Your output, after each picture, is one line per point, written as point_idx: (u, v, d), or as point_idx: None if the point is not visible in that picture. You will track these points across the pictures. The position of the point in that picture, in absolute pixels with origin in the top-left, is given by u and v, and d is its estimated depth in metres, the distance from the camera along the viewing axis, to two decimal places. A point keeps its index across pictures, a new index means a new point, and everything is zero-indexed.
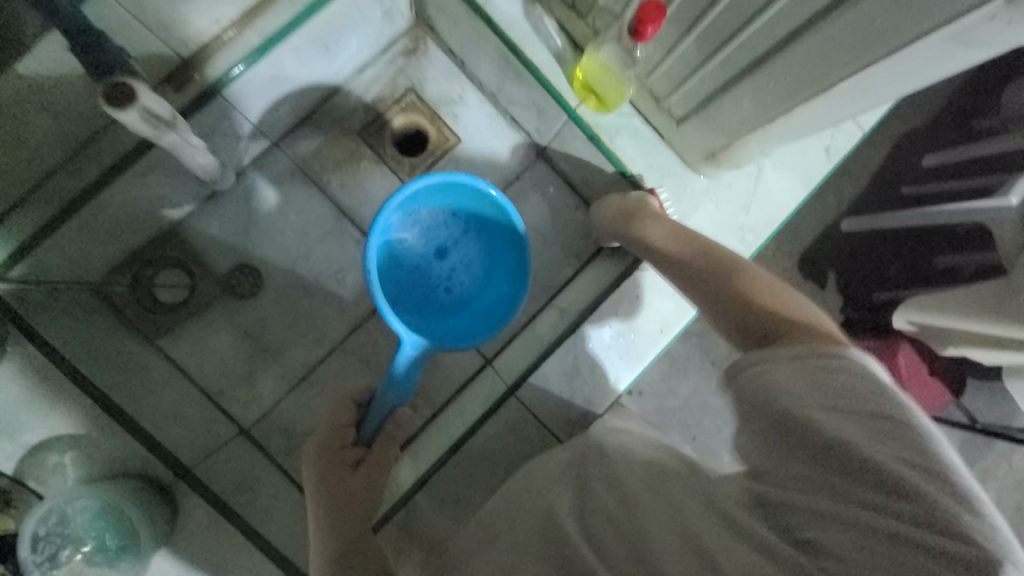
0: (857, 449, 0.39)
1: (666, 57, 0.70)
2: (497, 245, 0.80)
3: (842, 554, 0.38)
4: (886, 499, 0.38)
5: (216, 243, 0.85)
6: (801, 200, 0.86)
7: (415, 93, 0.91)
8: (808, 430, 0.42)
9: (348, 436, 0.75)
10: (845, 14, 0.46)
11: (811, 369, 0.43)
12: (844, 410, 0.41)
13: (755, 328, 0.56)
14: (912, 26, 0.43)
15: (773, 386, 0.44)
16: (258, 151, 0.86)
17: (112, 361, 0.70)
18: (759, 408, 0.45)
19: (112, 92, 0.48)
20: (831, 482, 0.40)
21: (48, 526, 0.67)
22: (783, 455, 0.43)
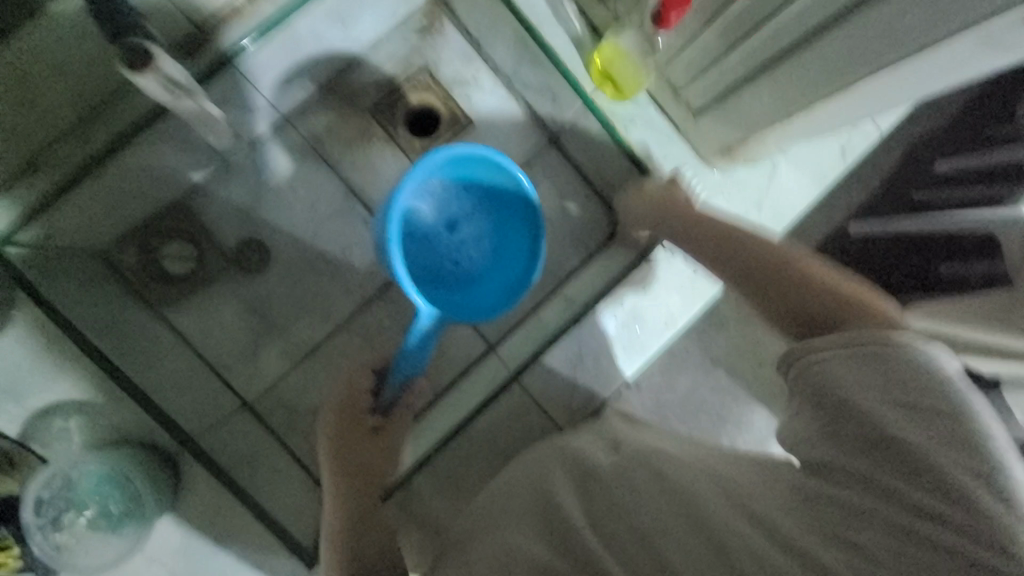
0: (912, 450, 0.42)
1: (687, 46, 0.68)
2: (508, 220, 0.78)
3: (875, 553, 0.40)
4: (928, 498, 0.40)
5: (223, 217, 0.84)
6: (815, 199, 0.85)
7: (429, 73, 0.88)
8: (862, 424, 0.45)
9: (365, 405, 0.75)
10: (877, 7, 0.45)
11: (880, 366, 0.46)
12: (908, 410, 0.43)
13: (818, 314, 0.56)
14: (945, 20, 0.42)
15: (844, 375, 0.47)
16: (268, 125, 0.85)
17: (117, 323, 0.75)
18: (823, 398, 0.48)
19: (129, 56, 0.48)
20: (878, 477, 0.43)
21: (53, 490, 0.70)
22: (838, 446, 0.46)
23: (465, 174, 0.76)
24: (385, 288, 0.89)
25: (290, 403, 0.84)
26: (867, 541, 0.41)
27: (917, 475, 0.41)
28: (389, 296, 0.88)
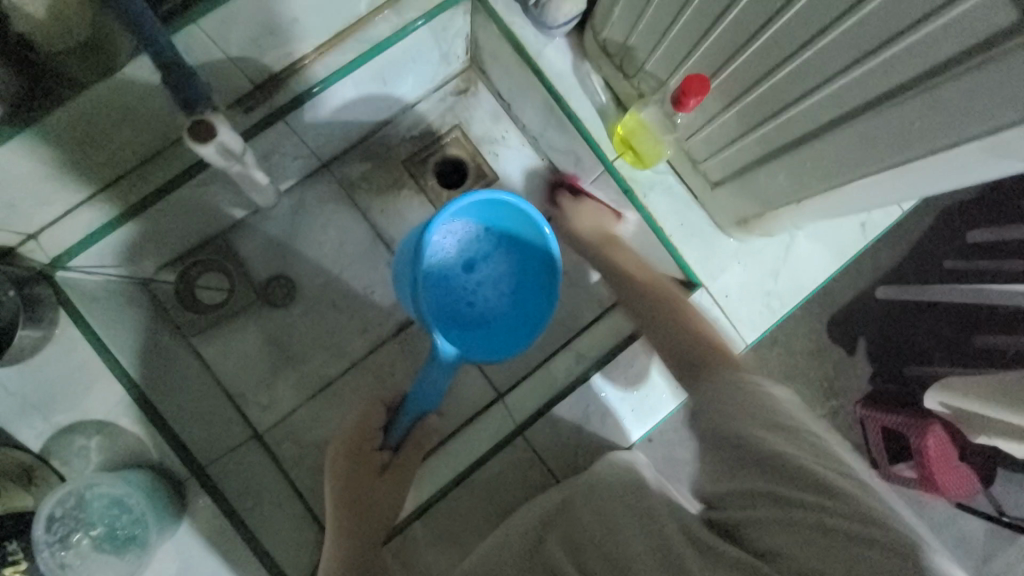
0: (787, 456, 0.46)
1: (706, 124, 0.71)
2: (529, 266, 0.79)
3: (803, 560, 0.42)
4: (813, 496, 0.44)
5: (258, 252, 0.90)
6: (833, 273, 0.85)
7: (461, 130, 0.95)
8: (749, 447, 0.48)
9: (376, 439, 0.79)
10: (894, 109, 0.48)
11: (744, 399, 0.51)
12: (773, 429, 0.48)
13: (684, 359, 0.62)
14: (967, 125, 0.43)
15: (722, 414, 0.51)
16: (308, 171, 0.91)
17: (153, 355, 0.79)
18: (718, 439, 0.50)
19: (194, 127, 0.55)
20: (770, 487, 0.46)
21: (65, 508, 0.71)
22: (734, 469, 0.49)
23: (490, 219, 0.77)
24: (401, 329, 0.92)
25: (299, 435, 0.86)
26: (783, 549, 0.43)
27: (799, 475, 0.45)
28: (404, 337, 0.91)
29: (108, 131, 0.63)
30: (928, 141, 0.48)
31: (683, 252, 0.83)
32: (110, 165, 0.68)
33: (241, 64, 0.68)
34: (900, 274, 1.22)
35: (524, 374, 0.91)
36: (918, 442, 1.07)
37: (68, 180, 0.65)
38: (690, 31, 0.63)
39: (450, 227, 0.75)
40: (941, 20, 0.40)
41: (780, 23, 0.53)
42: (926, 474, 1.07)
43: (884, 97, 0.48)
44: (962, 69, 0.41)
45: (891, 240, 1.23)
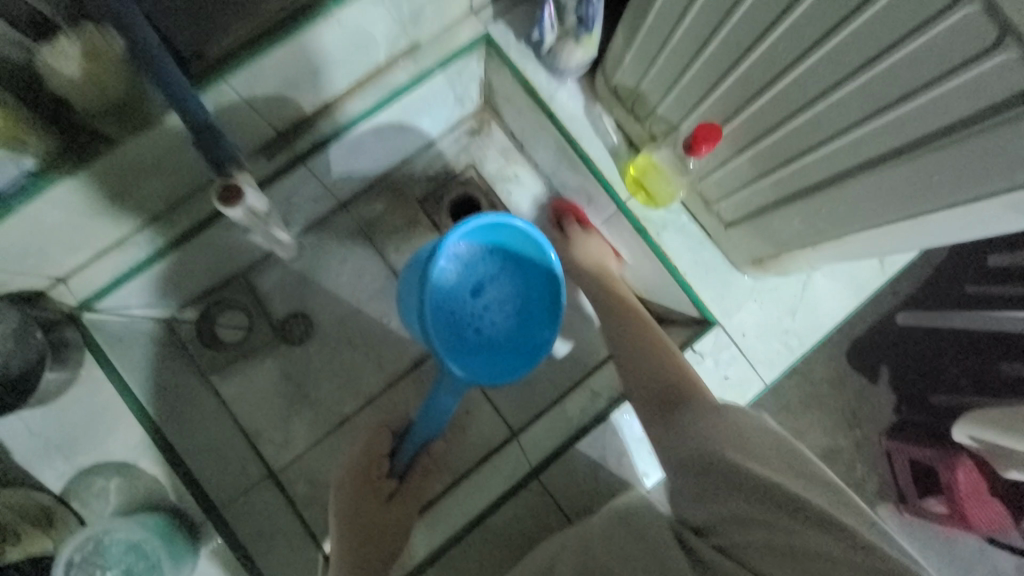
0: (759, 468, 0.48)
1: (719, 167, 0.71)
2: (534, 287, 0.78)
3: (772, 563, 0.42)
4: (787, 507, 0.44)
5: (278, 290, 0.92)
6: (853, 310, 0.84)
7: (475, 170, 0.98)
8: (728, 464, 0.50)
9: (382, 466, 0.78)
10: (904, 162, 0.48)
11: (725, 427, 0.54)
12: (741, 448, 0.51)
13: (659, 402, 0.66)
14: (985, 178, 0.43)
15: (696, 441, 0.55)
16: (327, 211, 0.93)
17: (168, 401, 0.80)
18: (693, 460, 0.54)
19: (223, 191, 0.57)
20: (762, 514, 0.45)
21: (83, 554, 0.67)
22: (704, 482, 0.51)
23: (494, 240, 0.77)
24: (415, 366, 0.92)
25: (314, 474, 0.87)
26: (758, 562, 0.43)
27: (768, 484, 0.47)
28: (418, 374, 0.92)
29: (141, 182, 0.66)
30: (947, 194, 0.47)
31: (698, 291, 0.83)
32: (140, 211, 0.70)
33: (265, 114, 0.71)
34: (915, 302, 1.20)
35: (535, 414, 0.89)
36: (948, 476, 1.05)
37: (101, 226, 0.68)
38: (703, 78, 0.64)
39: (453, 251, 0.74)
40: (958, 79, 0.41)
41: (793, 76, 0.53)
42: (957, 511, 1.05)
43: (901, 149, 0.48)
44: (980, 126, 0.41)
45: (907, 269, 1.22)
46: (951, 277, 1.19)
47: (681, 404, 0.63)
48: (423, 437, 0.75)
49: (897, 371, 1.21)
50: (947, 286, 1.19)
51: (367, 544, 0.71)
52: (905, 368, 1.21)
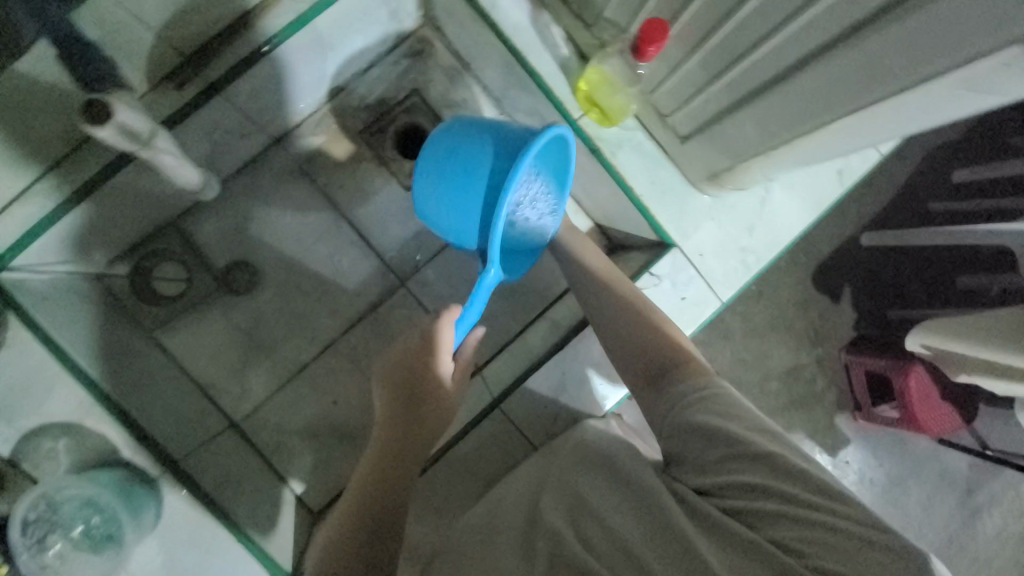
0: (784, 459, 0.47)
1: (671, 73, 0.66)
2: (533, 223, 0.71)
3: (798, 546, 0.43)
4: (799, 488, 0.46)
5: (217, 237, 0.86)
6: (810, 224, 0.83)
7: (419, 96, 0.90)
8: (738, 442, 0.49)
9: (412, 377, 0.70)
10: (854, 47, 0.45)
11: (726, 399, 0.52)
12: (748, 423, 0.50)
13: (643, 361, 0.62)
14: (932, 58, 0.41)
15: (690, 408, 0.53)
16: (259, 148, 0.86)
17: (111, 354, 0.75)
18: (694, 432, 0.51)
19: (90, 109, 0.53)
20: (765, 482, 0.47)
21: (39, 512, 0.69)
22: (718, 456, 0.49)
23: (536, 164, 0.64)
24: (373, 309, 0.89)
25: (276, 423, 0.86)
26: (784, 539, 0.44)
27: (774, 460, 0.47)
28: (374, 317, 0.89)
29: (32, 118, 0.62)
30: (898, 77, 0.44)
31: (655, 213, 0.80)
32: (32, 157, 0.64)
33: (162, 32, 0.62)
34: (881, 222, 1.21)
35: (496, 349, 0.88)
36: (901, 383, 1.07)
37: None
38: None
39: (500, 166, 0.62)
40: None
41: None
42: (907, 414, 1.08)
43: (853, 29, 0.45)
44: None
45: (872, 186, 1.21)
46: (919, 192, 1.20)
47: (673, 371, 0.59)
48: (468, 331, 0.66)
49: (861, 290, 1.23)
50: (914, 202, 1.20)
51: (392, 464, 0.63)
52: (869, 287, 1.23)
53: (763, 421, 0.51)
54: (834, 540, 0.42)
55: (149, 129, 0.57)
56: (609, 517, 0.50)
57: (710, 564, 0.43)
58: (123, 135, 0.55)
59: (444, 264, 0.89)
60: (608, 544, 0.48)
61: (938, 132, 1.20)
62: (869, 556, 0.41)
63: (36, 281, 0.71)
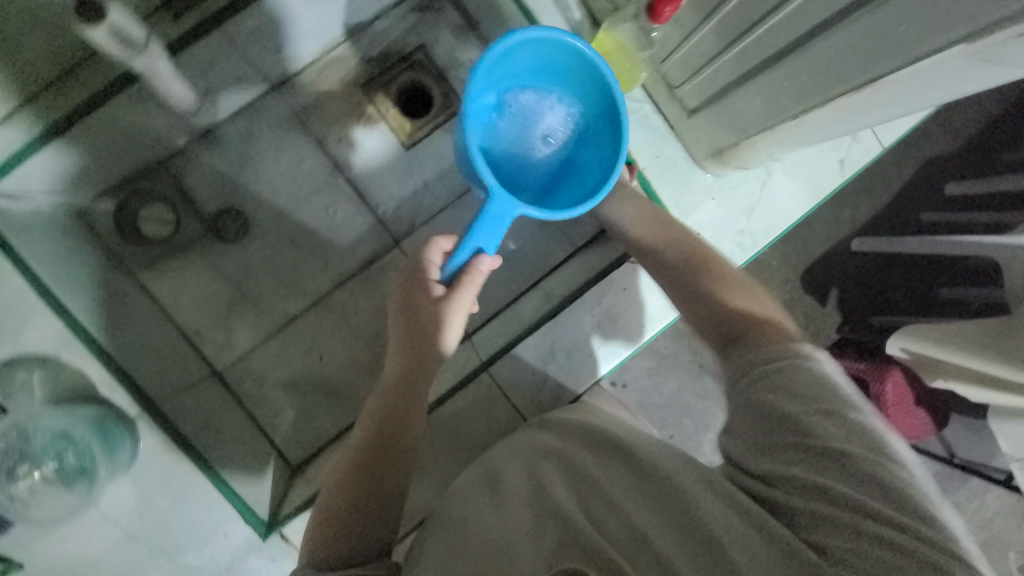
0: (858, 460, 0.42)
1: (685, 41, 0.66)
2: (591, 146, 0.67)
3: (844, 556, 0.40)
4: (867, 496, 0.41)
5: (208, 182, 0.84)
6: (807, 211, 0.84)
7: (425, 54, 0.87)
8: (809, 434, 0.44)
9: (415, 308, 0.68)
10: (867, 15, 0.45)
11: (812, 379, 0.45)
12: (830, 412, 0.44)
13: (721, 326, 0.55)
14: (945, 30, 0.40)
15: (762, 385, 0.47)
16: (257, 93, 0.83)
17: (90, 290, 0.73)
18: (762, 415, 0.46)
19: (83, 7, 0.54)
20: (826, 482, 0.42)
21: (8, 441, 0.68)
22: (778, 445, 0.45)
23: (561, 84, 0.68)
24: (364, 267, 0.87)
25: (260, 374, 0.85)
26: (833, 547, 0.40)
27: (846, 460, 0.42)
28: (366, 276, 0.87)
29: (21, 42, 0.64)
30: (911, 48, 0.44)
31: (656, 187, 0.80)
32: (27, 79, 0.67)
33: None
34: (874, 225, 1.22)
35: (489, 316, 0.86)
36: (878, 387, 1.07)
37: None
38: None
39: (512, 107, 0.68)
40: None
41: None
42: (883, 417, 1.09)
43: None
44: None
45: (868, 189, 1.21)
46: (913, 200, 1.21)
47: (749, 336, 0.52)
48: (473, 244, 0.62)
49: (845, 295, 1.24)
50: (906, 210, 1.21)
51: (377, 431, 0.62)
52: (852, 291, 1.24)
53: (852, 410, 0.44)
54: (886, 557, 0.38)
55: (143, 38, 0.60)
56: (619, 501, 0.51)
57: (730, 555, 0.41)
58: (118, 43, 0.58)
59: (440, 227, 0.88)
60: (622, 528, 0.48)
61: (936, 142, 1.21)
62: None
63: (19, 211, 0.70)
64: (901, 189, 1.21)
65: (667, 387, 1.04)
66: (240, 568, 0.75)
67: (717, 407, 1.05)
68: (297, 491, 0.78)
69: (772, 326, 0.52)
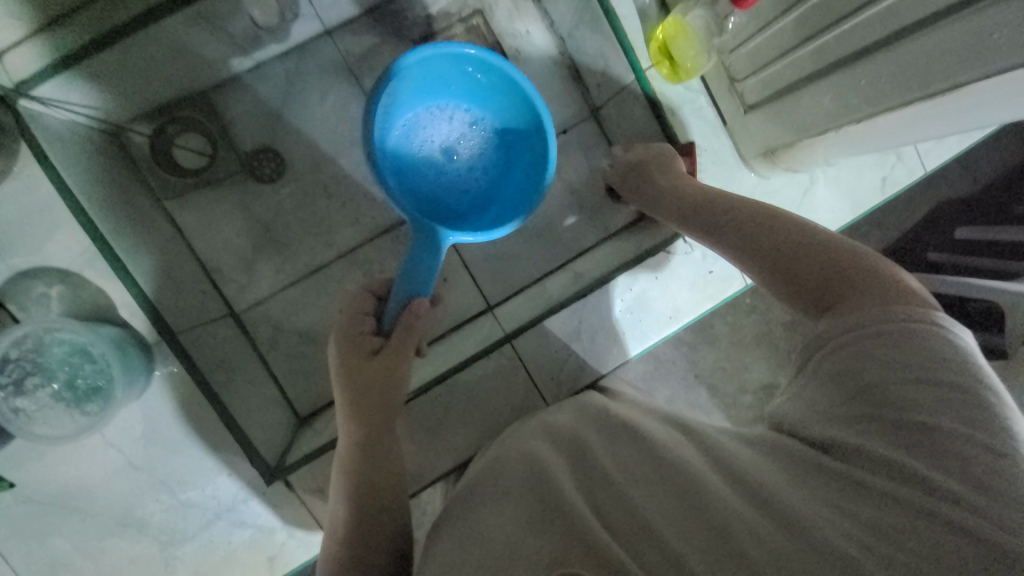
0: (944, 432, 0.38)
1: (759, 33, 0.67)
2: (516, 156, 0.78)
3: (898, 537, 0.36)
4: (947, 477, 0.37)
5: (248, 119, 0.82)
6: (845, 224, 0.83)
7: (483, 17, 0.84)
8: (890, 405, 0.40)
9: (368, 325, 0.68)
10: (958, 22, 0.44)
11: (917, 340, 0.41)
12: (926, 381, 0.39)
13: (818, 281, 0.50)
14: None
15: (842, 349, 0.44)
16: (307, 36, 0.81)
17: (120, 209, 0.70)
18: (845, 381, 0.43)
19: None
20: (896, 455, 0.39)
21: (21, 350, 0.66)
22: (850, 414, 0.42)
23: (480, 105, 0.78)
24: (394, 226, 0.86)
25: (276, 320, 0.83)
26: (881, 522, 0.37)
27: (929, 433, 0.38)
28: (395, 235, 0.86)
29: None
30: (995, 60, 0.44)
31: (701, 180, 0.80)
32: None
33: None
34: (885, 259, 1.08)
35: (515, 290, 0.84)
36: None
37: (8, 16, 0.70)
38: None
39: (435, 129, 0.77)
40: None
41: None
42: None
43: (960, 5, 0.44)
44: None
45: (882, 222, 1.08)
46: (921, 239, 1.08)
47: (872, 291, 0.46)
48: (411, 288, 0.64)
49: None
50: (914, 246, 1.08)
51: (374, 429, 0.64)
52: None
53: (956, 377, 0.39)
54: (954, 543, 0.34)
55: None
56: (630, 494, 0.46)
57: (743, 539, 0.39)
58: None
59: None
60: (624, 517, 0.44)
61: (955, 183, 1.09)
62: (990, 565, 0.33)
63: (62, 121, 0.68)
64: (912, 229, 1.08)
65: (670, 390, 1.04)
66: (239, 510, 0.74)
67: (713, 415, 1.06)
68: (304, 441, 0.78)
69: (906, 287, 0.46)
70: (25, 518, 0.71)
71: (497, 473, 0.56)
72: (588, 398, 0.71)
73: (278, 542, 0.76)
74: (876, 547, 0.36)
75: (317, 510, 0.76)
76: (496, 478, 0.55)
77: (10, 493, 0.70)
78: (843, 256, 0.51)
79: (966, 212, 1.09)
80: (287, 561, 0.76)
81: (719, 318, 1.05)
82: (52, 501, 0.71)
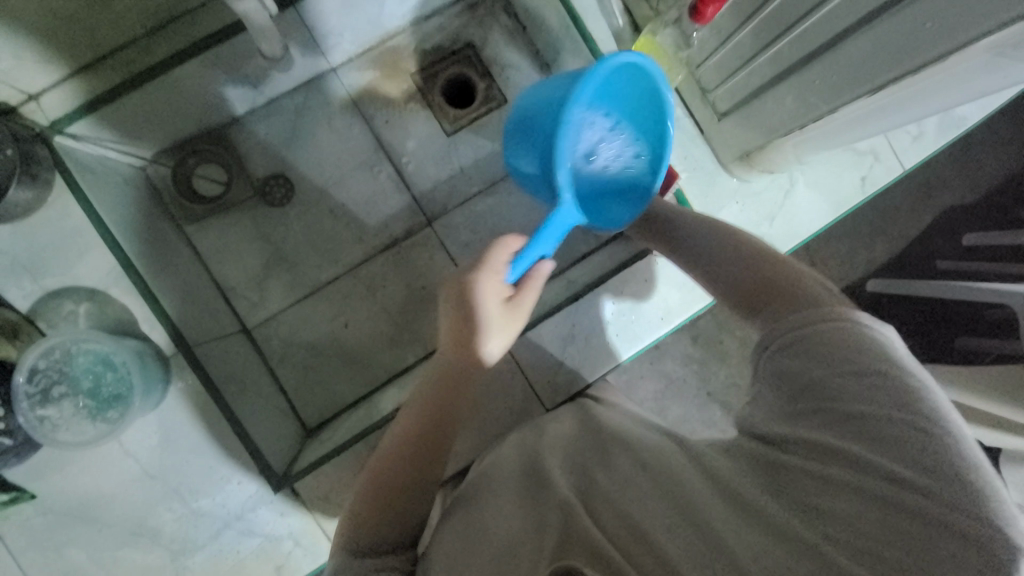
0: (875, 420, 0.40)
1: (721, 46, 0.73)
2: None
3: (850, 519, 0.38)
4: (887, 460, 0.38)
5: (262, 148, 0.90)
6: (829, 224, 0.86)
7: (473, 49, 0.92)
8: (830, 397, 0.42)
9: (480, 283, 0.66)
10: (888, 21, 0.49)
11: (843, 334, 0.43)
12: (865, 373, 0.41)
13: (748, 284, 0.56)
14: (950, 35, 0.45)
15: (801, 343, 0.45)
16: (315, 73, 0.90)
17: (142, 231, 0.76)
18: (789, 380, 0.44)
19: None
20: (837, 443, 0.41)
21: (49, 361, 0.72)
22: (791, 412, 0.45)
23: None
24: (395, 243, 0.91)
25: (287, 335, 0.88)
26: (835, 508, 0.39)
27: (866, 421, 0.40)
28: (397, 252, 0.91)
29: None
30: (931, 49, 0.47)
31: (683, 185, 0.84)
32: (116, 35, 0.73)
33: None
34: (893, 268, 1.09)
35: None
36: None
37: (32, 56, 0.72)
38: None
39: None
40: None
41: None
42: None
43: (885, 6, 0.48)
44: None
45: (884, 231, 1.10)
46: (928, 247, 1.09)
47: (774, 290, 0.53)
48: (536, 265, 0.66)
49: None
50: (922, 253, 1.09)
51: (443, 410, 0.62)
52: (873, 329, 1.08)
53: (890, 359, 0.41)
54: (898, 520, 0.37)
55: None
56: (619, 498, 0.49)
57: (731, 544, 0.41)
58: None
59: (471, 212, 0.91)
60: (619, 521, 0.47)
61: (954, 189, 1.10)
62: (931, 537, 0.35)
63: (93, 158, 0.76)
64: (921, 236, 1.09)
65: (680, 405, 1.04)
66: (248, 519, 0.76)
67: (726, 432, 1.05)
68: (310, 451, 0.80)
69: (810, 285, 0.52)
70: (45, 528, 0.73)
71: (493, 473, 0.61)
72: (590, 406, 0.73)
73: (285, 551, 0.77)
74: (836, 534, 0.38)
75: (322, 520, 0.77)
76: (494, 476, 0.60)
77: (32, 504, 0.73)
78: (769, 266, 0.57)
79: (972, 218, 1.09)
80: (294, 570, 0.77)
81: (724, 333, 1.06)
82: (69, 512, 0.74)
